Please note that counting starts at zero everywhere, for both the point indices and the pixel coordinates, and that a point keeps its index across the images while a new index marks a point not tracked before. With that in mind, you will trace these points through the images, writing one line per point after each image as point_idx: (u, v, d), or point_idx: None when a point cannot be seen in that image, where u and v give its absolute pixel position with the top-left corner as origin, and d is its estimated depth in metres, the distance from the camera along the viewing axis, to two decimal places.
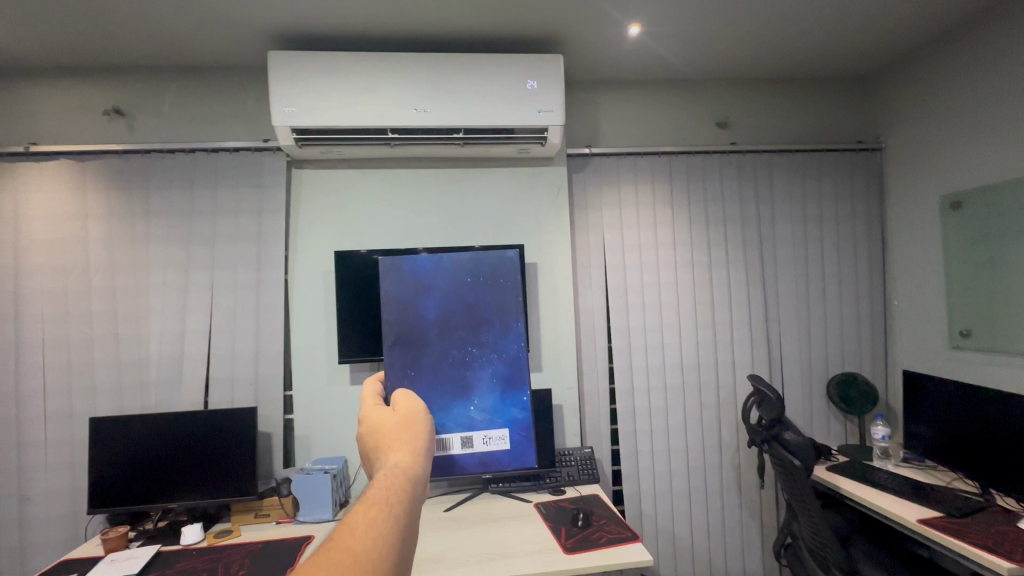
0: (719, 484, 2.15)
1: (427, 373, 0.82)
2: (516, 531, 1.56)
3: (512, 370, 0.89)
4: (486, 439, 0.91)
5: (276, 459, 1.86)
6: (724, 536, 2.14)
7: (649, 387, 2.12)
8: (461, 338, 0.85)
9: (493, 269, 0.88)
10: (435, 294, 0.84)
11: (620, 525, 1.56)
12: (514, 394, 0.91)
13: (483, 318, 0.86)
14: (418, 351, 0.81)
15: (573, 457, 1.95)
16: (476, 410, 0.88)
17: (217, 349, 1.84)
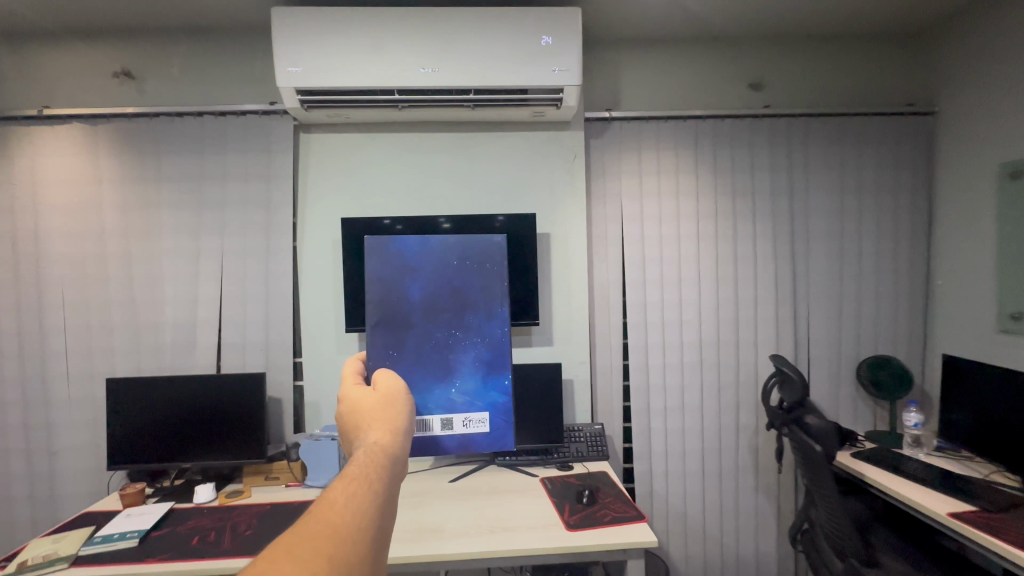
0: (735, 466, 2.08)
1: (411, 356, 0.77)
2: (519, 504, 1.54)
3: (494, 358, 0.81)
4: (466, 423, 0.82)
5: (286, 425, 1.88)
6: (738, 518, 2.09)
7: (665, 365, 2.04)
8: (445, 324, 0.78)
9: (479, 253, 0.79)
10: (421, 278, 0.77)
11: (627, 503, 1.51)
12: (496, 377, 0.82)
13: (469, 301, 0.79)
14: (403, 331, 0.76)
15: (582, 434, 1.91)
16: (458, 393, 0.81)
17: (228, 315, 1.85)
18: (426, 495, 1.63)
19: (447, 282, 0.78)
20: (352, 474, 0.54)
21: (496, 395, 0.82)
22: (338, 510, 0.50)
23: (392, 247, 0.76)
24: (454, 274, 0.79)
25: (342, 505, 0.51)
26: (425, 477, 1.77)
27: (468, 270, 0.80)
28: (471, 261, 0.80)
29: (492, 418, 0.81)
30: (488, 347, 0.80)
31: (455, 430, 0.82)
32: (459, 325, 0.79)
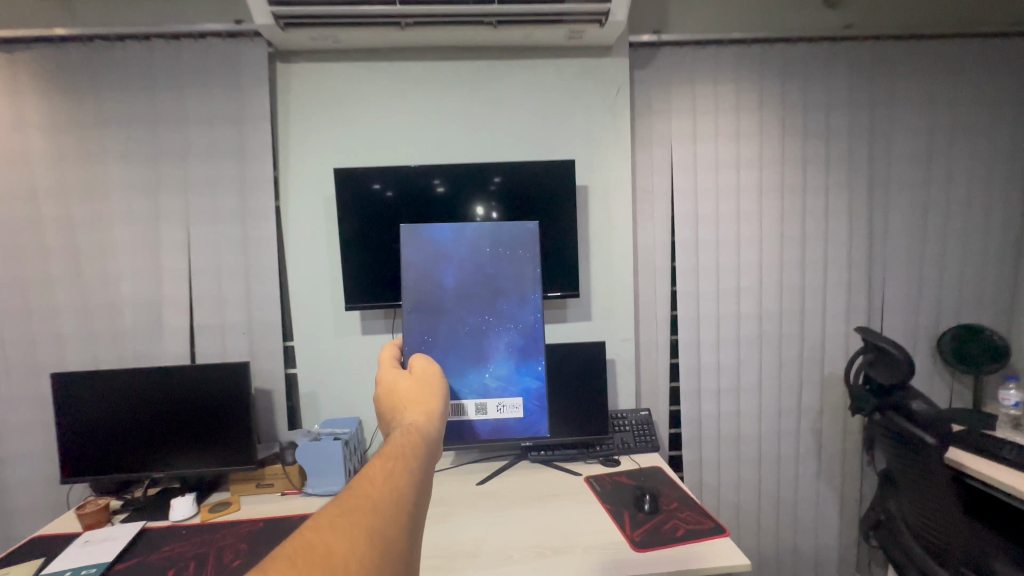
0: (795, 451, 1.83)
1: (444, 341, 0.74)
2: (568, 515, 1.27)
3: (529, 346, 0.76)
4: (501, 407, 0.76)
5: (279, 420, 1.58)
6: (797, 509, 1.85)
7: (719, 340, 1.75)
8: (477, 312, 0.74)
9: (513, 238, 0.76)
10: (454, 265, 0.75)
11: (698, 513, 1.25)
12: (531, 364, 0.77)
13: (500, 288, 0.75)
14: (435, 317, 0.74)
15: (627, 422, 1.64)
16: (491, 379, 0.76)
17: (201, 292, 1.52)
18: (452, 504, 1.35)
19: (480, 269, 0.75)
20: (388, 454, 0.54)
21: (532, 382, 0.76)
22: (375, 489, 0.49)
23: (425, 232, 0.75)
24: (487, 261, 0.75)
25: (378, 484, 0.50)
26: (447, 479, 1.50)
27: (502, 258, 0.76)
28: (503, 247, 0.76)
29: (527, 403, 0.75)
30: (524, 335, 0.76)
31: (489, 416, 0.77)
32: (492, 312, 0.75)
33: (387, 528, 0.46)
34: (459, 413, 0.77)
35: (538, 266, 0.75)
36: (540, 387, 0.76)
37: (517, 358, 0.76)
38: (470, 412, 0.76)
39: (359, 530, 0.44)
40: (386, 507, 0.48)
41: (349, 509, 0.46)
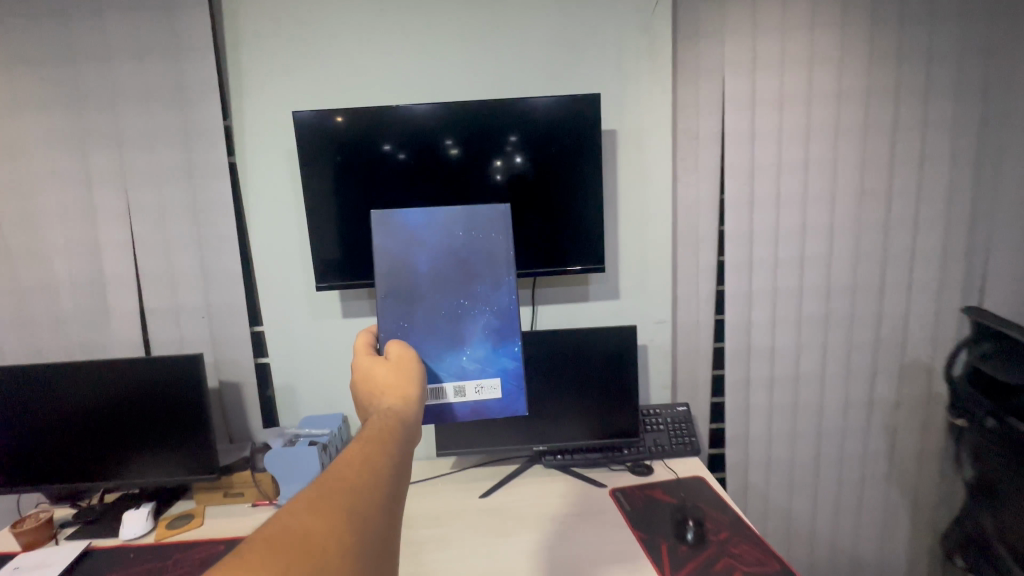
0: (863, 452, 1.53)
1: (417, 329, 0.68)
2: (590, 547, 1.02)
3: (506, 326, 0.70)
4: (480, 389, 0.69)
5: (251, 418, 1.36)
6: (860, 517, 1.57)
7: (774, 321, 1.44)
8: (452, 295, 0.69)
9: (486, 222, 0.71)
10: (429, 249, 0.70)
11: (756, 548, 0.98)
12: (509, 343, 0.70)
13: (474, 272, 0.70)
14: (404, 307, 0.68)
15: (661, 420, 1.38)
16: (469, 361, 0.69)
17: (148, 270, 1.27)
18: (448, 526, 1.12)
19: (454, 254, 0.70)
20: (368, 437, 0.50)
21: (510, 362, 0.70)
22: (354, 475, 0.45)
23: (395, 216, 0.71)
24: (462, 244, 0.71)
25: (357, 471, 0.46)
26: (445, 490, 1.26)
27: (476, 237, 0.71)
28: (477, 227, 0.71)
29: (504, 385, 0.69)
30: (502, 316, 0.70)
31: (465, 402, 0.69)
32: (467, 297, 0.70)
33: (365, 522, 0.42)
34: (434, 397, 0.68)
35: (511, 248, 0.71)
36: (519, 367, 0.70)
37: (495, 337, 0.70)
38: (448, 396, 0.68)
39: (336, 514, 0.41)
40: (366, 496, 0.44)
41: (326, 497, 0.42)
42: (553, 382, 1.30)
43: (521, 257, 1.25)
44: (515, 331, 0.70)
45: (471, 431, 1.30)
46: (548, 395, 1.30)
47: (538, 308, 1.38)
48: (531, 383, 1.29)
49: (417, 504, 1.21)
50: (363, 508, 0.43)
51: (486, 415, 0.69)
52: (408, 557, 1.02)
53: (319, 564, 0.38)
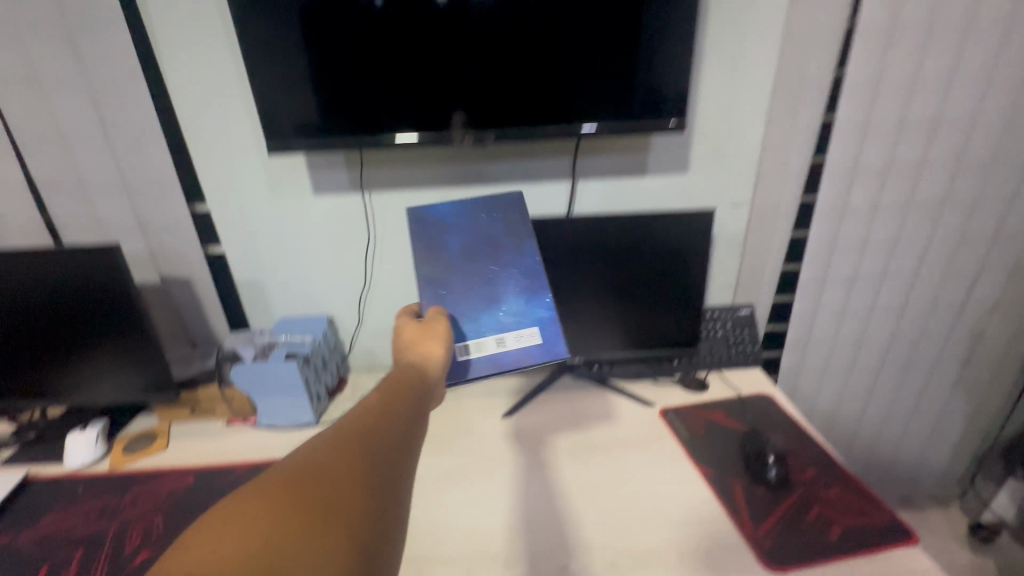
0: (936, 360, 1.33)
1: (460, 289, 0.83)
2: (646, 487, 0.83)
3: (536, 283, 0.85)
4: (519, 338, 0.82)
5: (214, 319, 1.10)
6: (912, 426, 1.43)
7: (876, 206, 1.12)
8: (485, 262, 0.86)
9: (504, 206, 0.89)
10: (455, 229, 0.88)
11: (853, 492, 0.80)
12: (540, 297, 0.85)
13: (501, 244, 0.87)
14: (446, 275, 0.84)
15: (718, 324, 1.14)
16: (507, 317, 0.82)
17: (30, 123, 0.89)
18: (467, 455, 0.92)
19: (483, 233, 0.88)
20: (383, 390, 0.52)
21: (543, 312, 0.84)
22: (366, 421, 0.46)
23: (425, 213, 0.89)
24: (486, 223, 0.89)
25: (370, 418, 0.46)
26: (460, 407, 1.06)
27: (498, 215, 0.89)
28: (500, 206, 0.90)
29: (543, 330, 0.82)
30: (528, 274, 0.86)
31: (508, 348, 0.81)
32: (496, 262, 0.86)
33: (375, 460, 0.42)
34: (479, 350, 0.80)
35: (528, 221, 0.89)
36: (552, 316, 0.84)
37: (528, 294, 0.84)
38: (490, 347, 0.81)
39: (345, 454, 0.41)
40: (376, 442, 0.44)
41: (337, 437, 0.43)
42: (596, 283, 1.01)
43: (562, 109, 0.87)
44: (547, 287, 0.85)
45: None
46: (588, 298, 1.02)
47: (578, 182, 1.04)
48: (566, 282, 1.00)
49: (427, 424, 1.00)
50: (373, 451, 0.43)
51: (530, 359, 0.81)
52: (424, 497, 0.84)
53: (324, 496, 0.38)
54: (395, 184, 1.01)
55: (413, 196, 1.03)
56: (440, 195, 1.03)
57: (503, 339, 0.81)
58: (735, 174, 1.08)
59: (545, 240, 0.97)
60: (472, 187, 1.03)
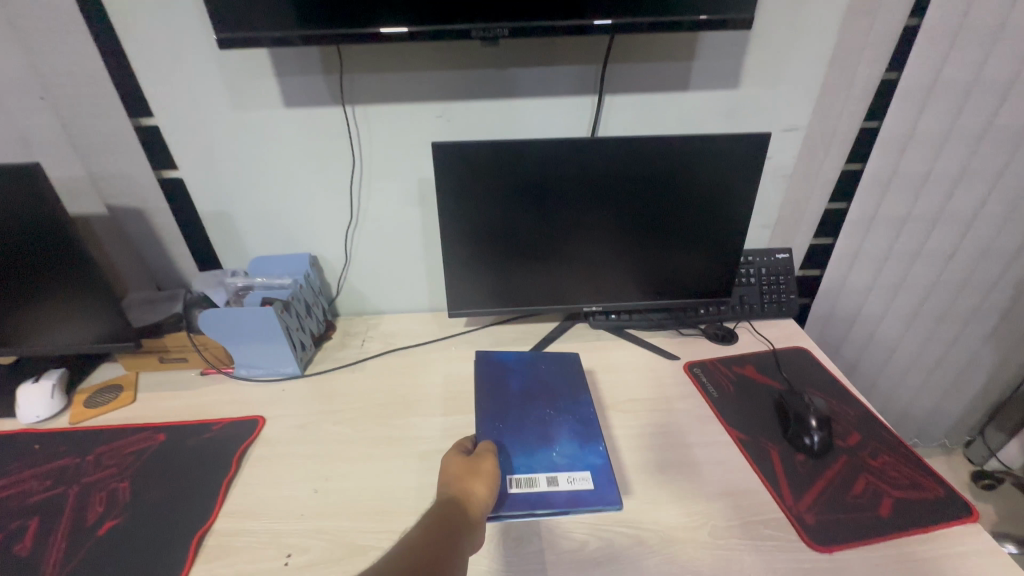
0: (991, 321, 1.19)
1: (511, 424, 0.76)
2: (673, 453, 0.75)
3: (592, 432, 0.76)
4: (572, 481, 0.69)
5: (181, 258, 0.96)
6: (949, 389, 1.32)
7: (953, 137, 0.93)
8: (540, 405, 0.80)
9: (560, 364, 0.89)
10: (518, 374, 0.86)
11: (904, 462, 0.72)
12: (595, 444, 0.74)
13: (555, 391, 0.83)
14: (502, 412, 0.78)
15: (750, 270, 1.02)
16: (560, 457, 0.72)
17: None
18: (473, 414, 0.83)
19: (540, 379, 0.86)
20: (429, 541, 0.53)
21: (598, 459, 0.72)
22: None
23: (494, 357, 0.90)
24: (543, 371, 0.87)
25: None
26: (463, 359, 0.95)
27: (555, 365, 0.89)
28: (551, 360, 0.90)
29: (599, 478, 0.69)
30: (584, 424, 0.77)
31: (560, 493, 0.68)
32: (552, 408, 0.80)
33: None
34: (529, 486, 0.68)
35: (582, 373, 0.87)
36: (608, 463, 0.72)
37: (582, 439, 0.75)
38: (542, 485, 0.68)
39: None
40: None
41: None
42: (620, 221, 0.85)
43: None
44: (601, 435, 0.76)
45: (488, 283, 0.90)
46: (609, 238, 0.87)
47: (605, 100, 0.89)
48: (583, 219, 0.85)
49: (427, 377, 0.91)
50: None
51: (582, 505, 0.66)
52: (424, 462, 0.75)
53: None
54: (383, 97, 0.84)
55: (405, 113, 0.85)
56: (438, 113, 0.86)
57: (553, 479, 0.69)
58: (787, 93, 0.91)
59: (561, 168, 0.80)
60: (478, 104, 0.86)
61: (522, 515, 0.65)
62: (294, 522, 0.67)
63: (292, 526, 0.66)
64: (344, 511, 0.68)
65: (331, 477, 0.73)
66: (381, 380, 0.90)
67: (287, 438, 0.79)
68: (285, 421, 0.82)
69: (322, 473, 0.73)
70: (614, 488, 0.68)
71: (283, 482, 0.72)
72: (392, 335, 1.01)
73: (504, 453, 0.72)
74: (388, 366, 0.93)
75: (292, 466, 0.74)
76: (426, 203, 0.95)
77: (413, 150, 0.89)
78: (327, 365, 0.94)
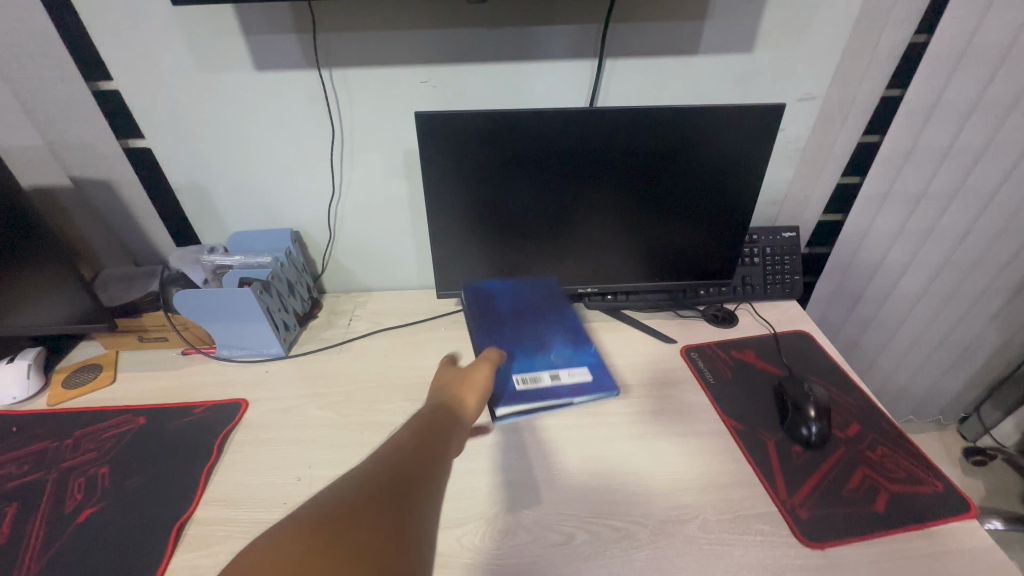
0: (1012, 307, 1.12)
1: (509, 336, 0.85)
2: (666, 443, 0.73)
3: (578, 338, 0.88)
4: (572, 374, 0.81)
5: (158, 232, 0.92)
6: (958, 374, 1.28)
7: (984, 106, 0.86)
8: (533, 320, 0.89)
9: (541, 293, 0.90)
10: (507, 295, 0.91)
11: (903, 454, 0.70)
12: (585, 344, 0.87)
13: (543, 308, 0.91)
14: (502, 330, 0.86)
15: (754, 250, 0.98)
16: (557, 357, 0.83)
17: None
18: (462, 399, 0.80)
19: (528, 301, 0.91)
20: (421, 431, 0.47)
21: (591, 356, 0.85)
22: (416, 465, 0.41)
23: (480, 288, 0.89)
24: (528, 299, 0.91)
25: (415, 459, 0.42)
26: (454, 339, 0.93)
27: (536, 294, 0.90)
28: (531, 290, 0.90)
29: (595, 369, 0.83)
30: (574, 329, 0.89)
31: (561, 382, 0.80)
32: (544, 320, 0.89)
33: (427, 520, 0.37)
34: (534, 382, 0.79)
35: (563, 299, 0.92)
36: (598, 358, 0.85)
37: (573, 343, 0.86)
38: (545, 381, 0.80)
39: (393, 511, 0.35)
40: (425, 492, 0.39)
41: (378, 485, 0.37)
42: (617, 197, 0.80)
43: None
44: (587, 339, 0.88)
45: (477, 262, 0.86)
46: (605, 215, 0.82)
47: (606, 65, 0.81)
48: (576, 194, 0.79)
49: (417, 359, 0.89)
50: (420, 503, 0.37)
51: (585, 392, 0.79)
52: None
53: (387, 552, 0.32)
54: (363, 60, 0.77)
55: (388, 77, 0.79)
56: (424, 78, 0.79)
57: (556, 374, 0.81)
58: (804, 58, 0.84)
59: (555, 139, 0.73)
60: (467, 68, 0.79)
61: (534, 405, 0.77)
62: (275, 511, 0.65)
63: (273, 516, 0.64)
64: None
65: (314, 465, 0.71)
66: (369, 363, 0.88)
67: (270, 423, 0.77)
68: (271, 404, 0.80)
69: (305, 460, 0.71)
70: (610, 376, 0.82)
71: (266, 469, 0.70)
72: (380, 315, 0.99)
73: (506, 360, 0.82)
74: (376, 348, 0.91)
75: (275, 452, 0.73)
76: (412, 176, 0.89)
77: (396, 119, 0.83)
78: (314, 345, 0.92)
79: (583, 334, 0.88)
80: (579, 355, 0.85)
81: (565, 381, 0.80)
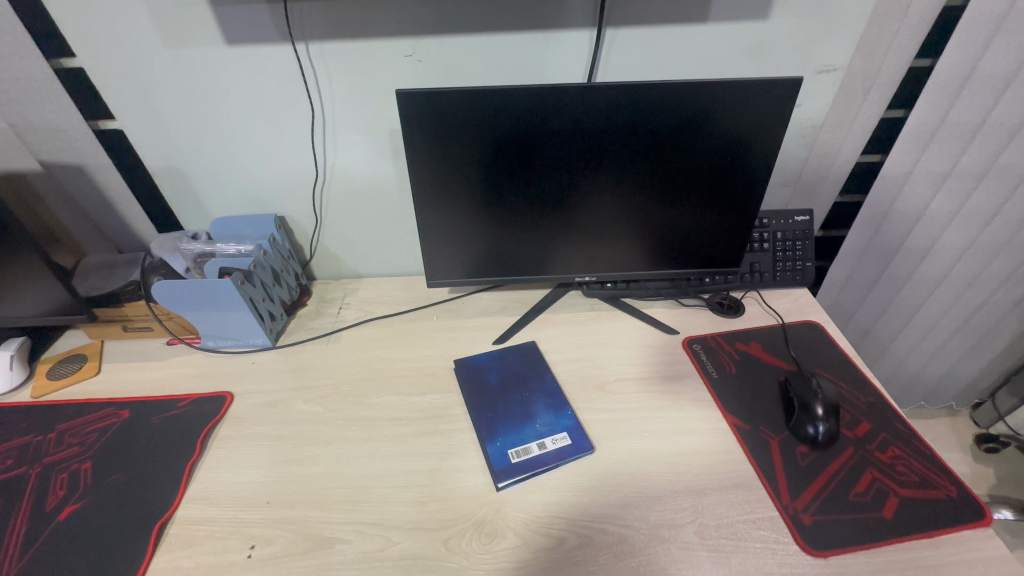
0: None
1: (490, 419, 0.72)
2: (664, 442, 0.69)
3: (562, 401, 0.75)
4: (553, 440, 0.69)
5: (142, 217, 0.89)
6: (979, 362, 1.21)
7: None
8: (520, 393, 0.76)
9: (522, 354, 0.84)
10: (496, 367, 0.81)
11: (916, 456, 0.66)
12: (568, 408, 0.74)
13: (532, 382, 0.78)
14: (489, 401, 0.75)
15: (766, 236, 0.92)
16: (539, 425, 0.71)
17: None
18: (453, 393, 0.77)
19: (515, 372, 0.80)
20: None
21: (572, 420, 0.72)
22: None
23: (469, 360, 0.83)
24: (516, 358, 0.83)
25: None
26: (448, 331, 0.89)
27: (523, 354, 0.83)
28: (516, 350, 0.84)
29: (575, 434, 0.70)
30: (557, 395, 0.76)
31: (540, 457, 0.67)
32: (529, 396, 0.76)
33: None
34: (519, 454, 0.67)
35: (546, 358, 0.83)
36: (581, 426, 0.71)
37: (557, 405, 0.74)
38: (532, 450, 0.68)
39: None
40: None
41: None
42: (617, 180, 0.74)
43: None
44: (570, 401, 0.75)
45: (468, 249, 0.81)
46: (604, 198, 0.76)
47: (605, 35, 0.75)
48: (573, 176, 0.73)
49: (408, 351, 0.86)
50: None
51: (560, 444, 0.68)
52: (397, 445, 0.70)
53: None
54: (343, 31, 0.71)
55: (370, 51, 0.73)
56: (408, 52, 0.74)
57: (541, 443, 0.69)
58: (825, 26, 0.76)
59: (549, 117, 0.68)
60: (455, 40, 0.74)
61: (516, 457, 0.67)
62: (257, 510, 0.63)
63: (254, 515, 0.62)
64: (311, 499, 0.64)
65: (299, 462, 0.68)
66: (357, 354, 0.85)
67: (255, 417, 0.75)
68: (257, 398, 0.78)
69: (290, 456, 0.69)
70: (586, 441, 0.69)
71: (249, 466, 0.68)
72: (370, 303, 0.96)
73: (486, 438, 0.69)
74: (366, 339, 0.88)
75: (260, 448, 0.70)
76: (399, 158, 0.84)
77: (380, 96, 0.78)
78: (302, 335, 0.89)
79: (568, 416, 0.73)
80: (561, 425, 0.71)
81: (545, 453, 0.68)
